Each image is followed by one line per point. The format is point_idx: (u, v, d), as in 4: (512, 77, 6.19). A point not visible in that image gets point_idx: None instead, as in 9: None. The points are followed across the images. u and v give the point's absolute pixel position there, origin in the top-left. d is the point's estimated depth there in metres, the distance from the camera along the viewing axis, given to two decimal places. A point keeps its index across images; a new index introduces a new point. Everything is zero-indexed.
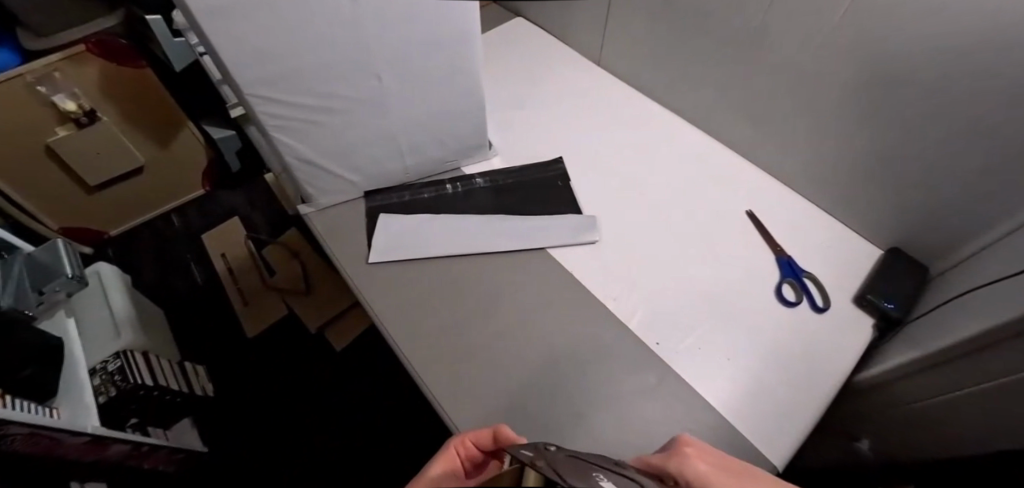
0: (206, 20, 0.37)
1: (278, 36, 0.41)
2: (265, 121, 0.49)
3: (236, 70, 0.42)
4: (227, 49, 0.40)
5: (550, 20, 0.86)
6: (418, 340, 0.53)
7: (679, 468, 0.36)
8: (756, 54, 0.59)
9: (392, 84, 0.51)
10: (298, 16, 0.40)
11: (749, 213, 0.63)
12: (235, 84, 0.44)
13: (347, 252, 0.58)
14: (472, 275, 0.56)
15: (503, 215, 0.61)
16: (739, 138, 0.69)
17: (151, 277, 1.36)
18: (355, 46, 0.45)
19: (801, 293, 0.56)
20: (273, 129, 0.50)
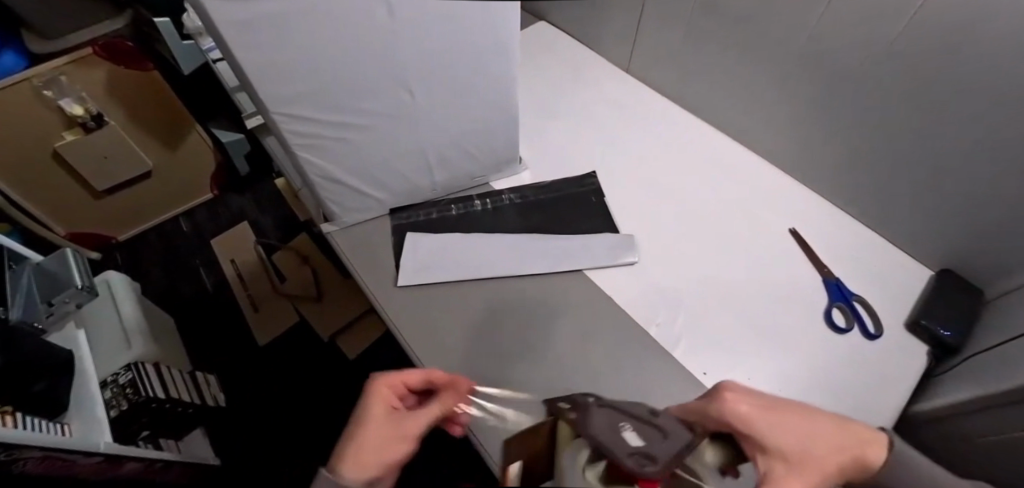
0: (234, 38, 0.35)
1: (306, 50, 0.38)
2: (291, 140, 0.46)
3: (262, 90, 0.40)
4: (251, 67, 0.38)
5: (576, 25, 0.83)
6: (437, 351, 0.50)
7: (720, 412, 0.32)
8: (801, 63, 0.56)
9: (424, 100, 0.48)
10: (330, 31, 0.38)
11: (793, 231, 0.61)
12: (260, 102, 0.41)
13: (374, 273, 0.55)
14: (505, 298, 0.54)
15: (535, 234, 0.58)
16: (779, 150, 0.67)
17: (161, 283, 1.34)
18: (389, 61, 0.43)
19: (851, 318, 0.53)
20: (300, 148, 0.47)
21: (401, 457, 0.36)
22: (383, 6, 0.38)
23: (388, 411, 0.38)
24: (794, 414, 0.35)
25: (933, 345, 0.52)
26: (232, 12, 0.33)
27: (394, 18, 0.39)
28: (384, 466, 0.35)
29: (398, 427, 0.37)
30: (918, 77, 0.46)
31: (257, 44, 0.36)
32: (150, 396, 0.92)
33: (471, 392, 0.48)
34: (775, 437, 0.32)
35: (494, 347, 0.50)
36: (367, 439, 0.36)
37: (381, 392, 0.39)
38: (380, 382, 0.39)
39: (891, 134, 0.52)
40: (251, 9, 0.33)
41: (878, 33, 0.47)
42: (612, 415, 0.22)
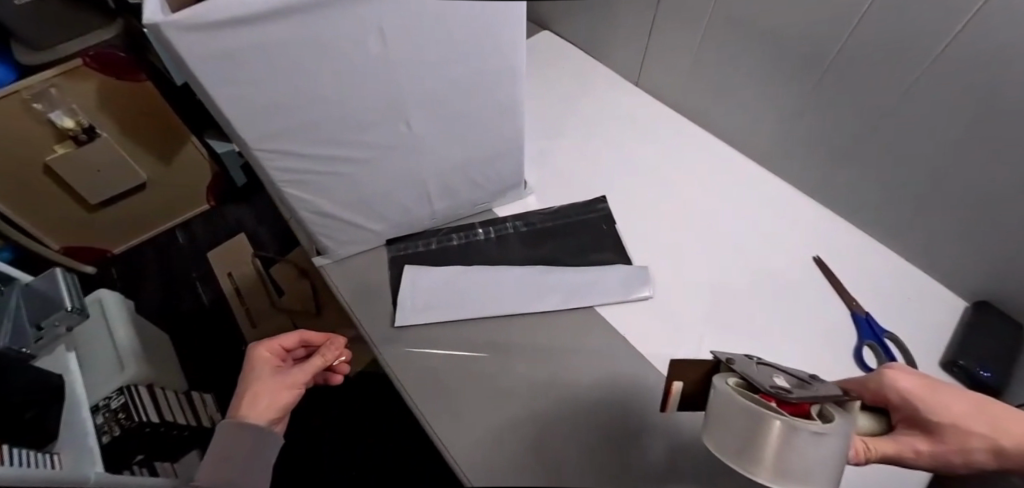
0: (210, 72, 0.31)
1: (291, 83, 0.35)
2: (277, 178, 0.42)
3: (242, 127, 0.36)
4: (228, 106, 0.34)
5: (582, 35, 0.79)
6: (430, 388, 0.46)
7: (877, 386, 0.34)
8: (830, 80, 0.52)
9: (423, 129, 0.45)
10: (319, 62, 0.34)
11: (817, 260, 0.57)
12: (242, 141, 0.38)
13: (370, 311, 0.51)
14: (511, 337, 0.50)
15: (543, 266, 0.55)
16: (801, 170, 0.62)
17: (156, 298, 1.30)
18: (384, 92, 0.39)
19: (884, 359, 0.50)
20: (286, 185, 0.43)
21: (286, 402, 0.46)
22: (376, 33, 0.34)
23: (273, 369, 0.48)
24: (961, 394, 0.33)
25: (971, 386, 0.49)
26: (207, 46, 0.29)
27: (387, 45, 0.36)
28: (270, 409, 0.45)
29: (281, 378, 0.46)
30: (962, 98, 0.42)
31: (235, 76, 0.32)
32: (145, 421, 0.89)
33: (472, 435, 0.43)
34: (929, 413, 0.31)
35: (501, 393, 0.46)
36: (257, 392, 0.45)
37: (268, 350, 0.49)
38: (255, 347, 0.48)
39: (929, 160, 0.48)
40: (228, 41, 0.30)
41: (919, 51, 0.43)
42: (770, 371, 0.30)
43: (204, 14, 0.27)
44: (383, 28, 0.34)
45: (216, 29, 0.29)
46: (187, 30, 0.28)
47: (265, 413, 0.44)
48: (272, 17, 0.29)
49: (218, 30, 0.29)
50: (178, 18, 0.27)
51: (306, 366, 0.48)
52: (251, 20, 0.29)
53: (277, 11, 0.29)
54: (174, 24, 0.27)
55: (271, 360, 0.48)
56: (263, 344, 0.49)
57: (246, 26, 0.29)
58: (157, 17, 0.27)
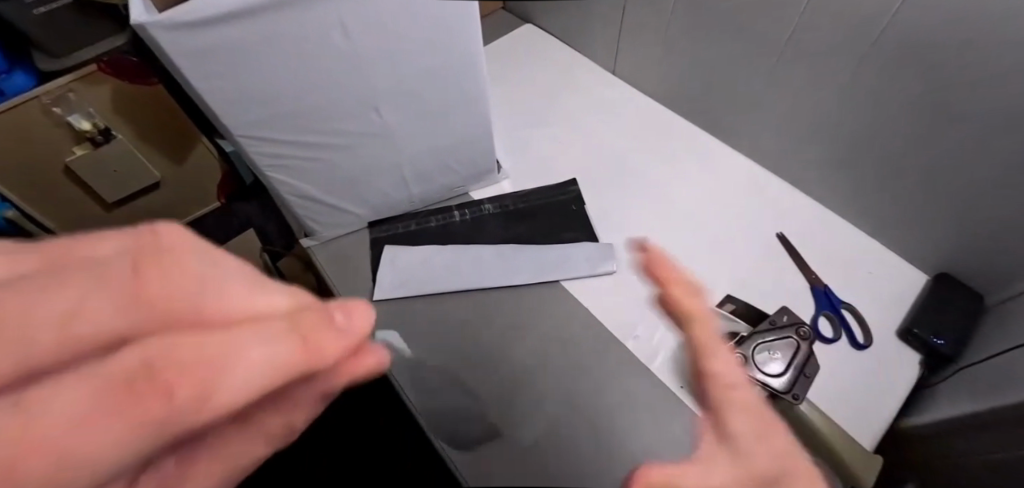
0: (190, 64, 0.35)
1: (267, 77, 0.39)
2: (261, 163, 0.46)
3: (228, 115, 0.40)
4: (211, 94, 0.38)
5: (562, 27, 0.82)
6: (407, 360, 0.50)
7: None
8: (792, 57, 0.54)
9: (393, 117, 0.49)
10: (294, 56, 0.38)
11: (781, 236, 0.59)
12: (226, 128, 0.41)
13: (353, 289, 0.55)
14: (482, 311, 0.53)
15: (514, 244, 0.57)
16: (767, 150, 0.65)
17: None
18: (355, 82, 0.43)
19: (839, 328, 0.52)
20: (269, 169, 0.47)
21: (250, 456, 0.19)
22: (338, 27, 0.38)
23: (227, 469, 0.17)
24: None
25: (927, 353, 0.50)
26: (189, 43, 0.33)
27: (349, 37, 0.39)
28: None
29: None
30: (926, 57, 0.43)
31: (216, 73, 0.36)
32: None
33: (443, 401, 0.48)
34: None
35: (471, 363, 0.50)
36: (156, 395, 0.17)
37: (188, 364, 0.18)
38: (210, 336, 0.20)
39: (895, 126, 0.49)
40: (206, 39, 0.34)
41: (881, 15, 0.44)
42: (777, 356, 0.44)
43: (185, 15, 0.32)
44: (344, 22, 0.38)
45: (196, 28, 0.33)
46: (171, 29, 0.32)
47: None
48: (246, 15, 0.33)
49: (199, 29, 0.33)
50: (161, 18, 0.31)
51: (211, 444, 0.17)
52: (225, 19, 0.33)
53: (248, 11, 0.33)
54: (159, 25, 0.31)
55: (110, 273, 0.15)
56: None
57: (220, 25, 0.33)
58: (142, 17, 0.31)
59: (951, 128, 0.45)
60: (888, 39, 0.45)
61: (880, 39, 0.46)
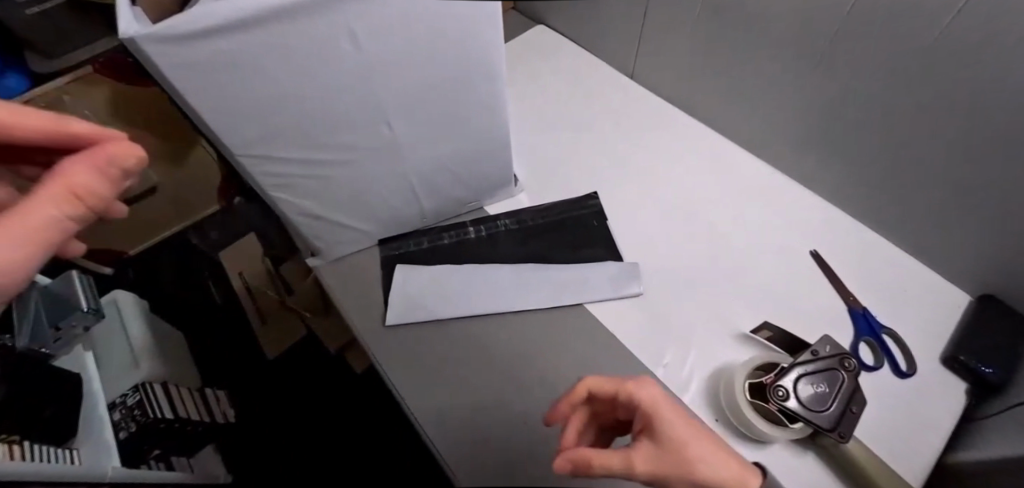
0: (179, 78, 0.31)
1: (268, 90, 0.35)
2: (264, 183, 0.43)
3: (222, 133, 0.36)
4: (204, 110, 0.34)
5: (577, 28, 0.78)
6: (422, 387, 0.47)
7: (634, 387, 0.33)
8: (825, 69, 0.50)
9: (403, 131, 0.45)
10: (296, 69, 0.35)
11: (814, 253, 0.56)
12: (223, 146, 0.38)
13: (363, 312, 0.52)
14: (497, 333, 0.50)
15: (532, 263, 0.54)
16: (795, 160, 0.61)
17: (172, 288, 1.31)
18: (362, 95, 0.40)
19: (881, 354, 0.49)
20: (274, 189, 0.44)
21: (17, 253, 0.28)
22: (346, 34, 0.34)
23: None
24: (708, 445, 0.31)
25: (974, 382, 0.47)
26: (182, 56, 0.30)
27: (358, 45, 0.36)
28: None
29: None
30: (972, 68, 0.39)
31: (212, 87, 0.33)
32: (157, 417, 0.85)
33: (460, 433, 0.45)
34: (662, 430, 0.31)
35: (490, 391, 0.47)
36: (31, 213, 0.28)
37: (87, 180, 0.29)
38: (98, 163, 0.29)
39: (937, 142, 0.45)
40: (200, 52, 0.30)
41: (917, 30, 0.40)
42: (821, 388, 0.41)
43: (180, 26, 0.28)
44: (353, 30, 0.34)
45: (190, 39, 0.29)
46: (162, 41, 0.28)
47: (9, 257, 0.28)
48: (246, 25, 0.30)
49: (193, 40, 0.29)
50: (154, 30, 0.27)
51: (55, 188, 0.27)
52: (223, 30, 0.29)
53: (249, 21, 0.29)
54: (149, 37, 0.27)
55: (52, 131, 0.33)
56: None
57: (216, 37, 0.29)
58: (131, 29, 0.27)
59: (979, 141, 0.42)
60: (929, 60, 0.41)
61: (910, 61, 0.42)
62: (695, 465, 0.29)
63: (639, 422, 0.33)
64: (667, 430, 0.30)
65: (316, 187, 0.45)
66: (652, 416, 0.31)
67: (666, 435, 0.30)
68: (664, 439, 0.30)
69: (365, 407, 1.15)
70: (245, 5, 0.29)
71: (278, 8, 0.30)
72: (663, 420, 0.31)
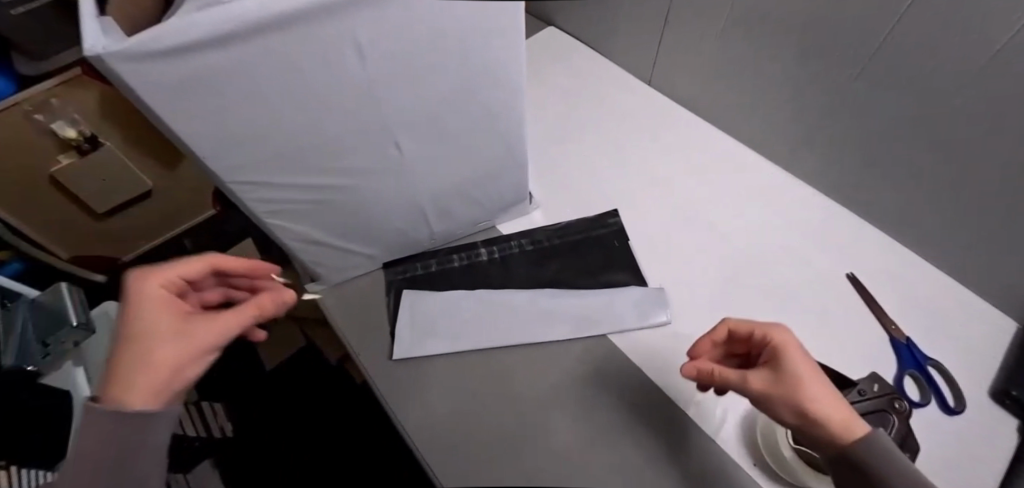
0: (155, 102, 0.27)
1: (262, 110, 0.31)
2: (258, 210, 0.39)
3: (208, 160, 0.32)
4: (186, 135, 0.30)
5: (590, 31, 0.74)
6: (433, 425, 0.42)
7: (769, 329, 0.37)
8: (869, 80, 0.46)
9: (410, 150, 0.41)
10: (293, 88, 0.31)
11: (852, 276, 0.53)
12: (210, 173, 0.34)
13: (366, 343, 0.47)
14: (514, 368, 0.46)
15: (550, 288, 0.50)
16: (826, 174, 0.58)
17: None
18: (368, 114, 0.36)
19: (927, 389, 0.45)
20: (268, 215, 0.40)
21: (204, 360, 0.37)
22: (353, 48, 0.31)
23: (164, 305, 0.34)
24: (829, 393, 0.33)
25: None
26: (161, 78, 0.26)
27: (365, 60, 0.32)
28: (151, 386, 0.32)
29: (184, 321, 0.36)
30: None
31: (198, 110, 0.29)
32: None
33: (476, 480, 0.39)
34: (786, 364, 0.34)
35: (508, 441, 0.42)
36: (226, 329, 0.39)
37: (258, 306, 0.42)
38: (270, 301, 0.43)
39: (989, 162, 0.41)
40: (182, 71, 0.26)
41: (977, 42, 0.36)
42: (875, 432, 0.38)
43: (153, 41, 0.24)
44: (361, 43, 0.31)
45: (169, 57, 0.25)
46: (135, 59, 0.24)
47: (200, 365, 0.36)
48: (236, 40, 0.26)
49: (175, 58, 0.25)
50: (123, 47, 0.23)
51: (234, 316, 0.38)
52: (208, 45, 0.25)
53: (238, 35, 0.26)
54: (120, 55, 0.23)
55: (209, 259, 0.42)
56: (151, 282, 0.35)
57: (196, 53, 0.26)
58: (99, 46, 0.23)
59: None
60: (992, 75, 0.37)
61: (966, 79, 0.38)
62: (808, 396, 0.33)
63: (766, 355, 0.36)
64: (788, 360, 0.34)
65: (317, 211, 0.42)
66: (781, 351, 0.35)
67: (789, 366, 0.34)
68: (785, 369, 0.34)
69: (365, 424, 1.11)
70: (236, 16, 0.25)
71: (273, 20, 0.26)
72: (789, 353, 0.34)
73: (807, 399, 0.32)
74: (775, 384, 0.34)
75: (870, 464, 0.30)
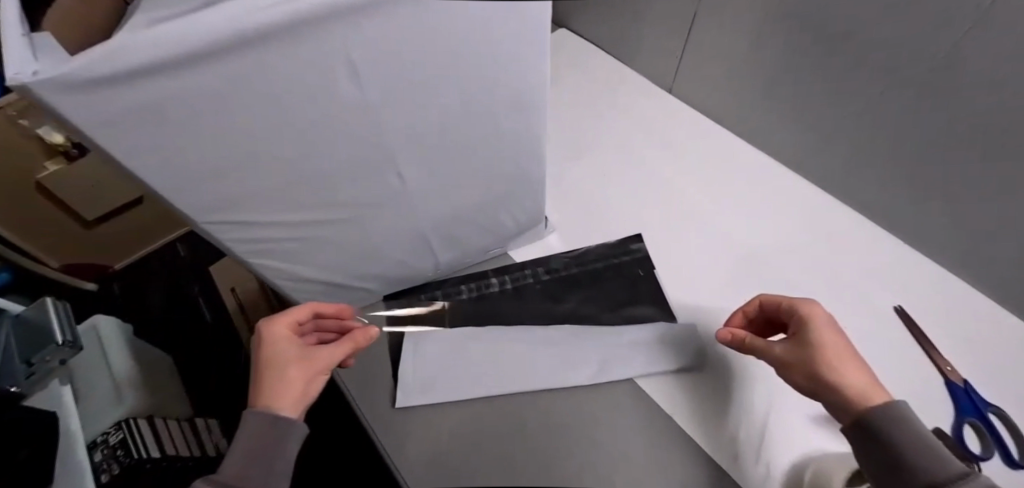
0: (108, 139, 0.22)
1: (240, 140, 0.27)
2: (239, 250, 0.34)
3: (180, 200, 0.28)
4: (151, 175, 0.25)
5: (607, 36, 0.69)
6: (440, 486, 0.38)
7: (799, 304, 0.40)
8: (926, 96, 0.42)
9: (415, 180, 0.37)
10: (283, 119, 0.27)
11: (900, 309, 0.49)
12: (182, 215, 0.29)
13: (365, 389, 0.43)
14: (525, 418, 0.41)
15: (568, 325, 0.46)
16: (868, 194, 0.54)
17: (156, 302, 1.17)
18: (370, 143, 0.32)
19: (990, 442, 0.41)
20: (251, 255, 0.36)
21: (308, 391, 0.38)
22: (346, 68, 0.26)
23: (290, 337, 0.38)
24: (855, 363, 0.37)
25: None
26: (110, 108, 0.21)
27: (361, 82, 0.27)
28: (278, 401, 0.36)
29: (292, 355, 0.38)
30: None
31: (160, 143, 0.24)
32: (144, 456, 0.67)
33: None
34: (810, 333, 0.38)
35: (513, 482, 0.38)
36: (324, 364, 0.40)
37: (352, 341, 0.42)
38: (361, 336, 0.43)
39: None
40: (136, 99, 0.21)
41: None
42: None
43: (101, 64, 0.19)
44: (355, 62, 0.26)
45: (117, 84, 0.20)
46: (75, 89, 0.19)
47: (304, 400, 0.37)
48: (201, 61, 0.21)
49: (123, 85, 0.20)
50: (60, 73, 0.18)
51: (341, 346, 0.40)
52: (166, 69, 0.20)
53: (202, 55, 0.21)
54: (52, 84, 0.18)
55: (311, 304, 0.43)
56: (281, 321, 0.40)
57: (157, 78, 0.21)
58: (27, 72, 0.18)
59: None
60: None
61: None
62: (824, 359, 0.37)
63: (795, 327, 0.40)
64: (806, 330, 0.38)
65: (312, 245, 0.37)
66: (808, 321, 0.39)
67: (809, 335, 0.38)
68: (808, 337, 0.38)
69: None
70: (199, 34, 0.20)
71: (246, 37, 0.21)
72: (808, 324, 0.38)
73: (820, 363, 0.36)
74: (795, 351, 0.38)
75: (884, 428, 0.33)
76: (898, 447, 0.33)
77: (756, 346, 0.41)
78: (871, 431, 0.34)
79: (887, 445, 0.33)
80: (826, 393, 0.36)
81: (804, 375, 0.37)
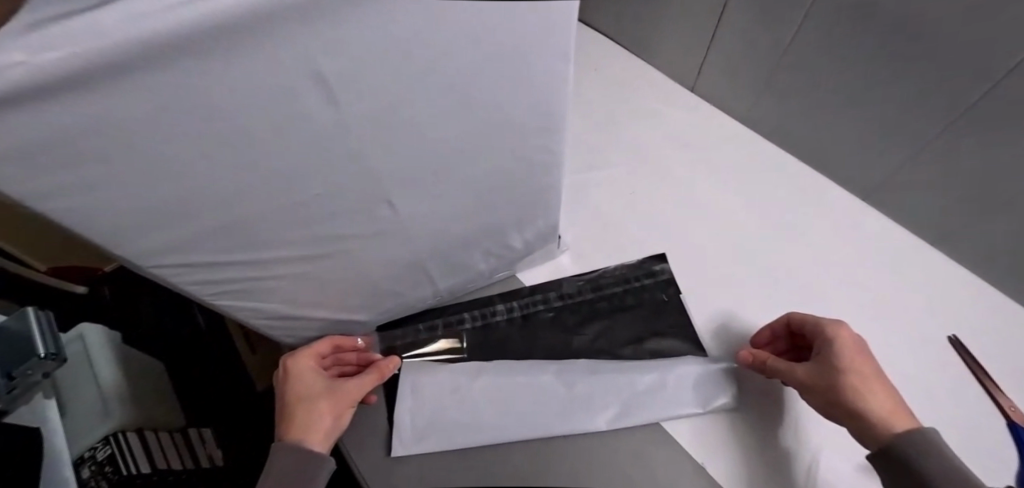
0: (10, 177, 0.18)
1: (176, 175, 0.22)
2: (198, 294, 0.31)
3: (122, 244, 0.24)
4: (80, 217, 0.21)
5: (625, 28, 0.63)
6: None
7: (826, 326, 0.38)
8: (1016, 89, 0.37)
9: (409, 211, 0.33)
10: (250, 152, 0.23)
11: (955, 340, 0.46)
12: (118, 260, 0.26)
13: (357, 435, 0.41)
14: (551, 471, 0.39)
15: (584, 360, 0.43)
16: (912, 209, 0.50)
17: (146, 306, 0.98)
18: (361, 173, 0.27)
19: None
20: (213, 297, 0.32)
21: (328, 427, 0.37)
22: (314, 82, 0.21)
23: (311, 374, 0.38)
24: (884, 392, 0.35)
25: None
26: None
27: (341, 103, 0.22)
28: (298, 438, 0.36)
29: (314, 391, 0.38)
30: None
31: (75, 183, 0.20)
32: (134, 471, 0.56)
33: None
34: (838, 358, 0.36)
35: None
36: (346, 398, 0.38)
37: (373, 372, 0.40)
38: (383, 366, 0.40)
39: None
40: (35, 131, 0.16)
41: None
42: None
43: None
44: (325, 74, 0.20)
45: None
46: None
47: (327, 437, 0.37)
48: (89, 84, 0.16)
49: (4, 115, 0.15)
50: None
51: (361, 378, 0.39)
52: (42, 94, 0.15)
53: (108, 74, 0.16)
54: None
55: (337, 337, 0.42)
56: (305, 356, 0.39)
57: (58, 102, 0.16)
58: None
59: None
60: None
61: None
62: (854, 387, 0.35)
63: (820, 349, 0.38)
64: (833, 352, 0.37)
65: (292, 282, 0.34)
66: (836, 345, 0.37)
67: (836, 357, 0.37)
68: (837, 363, 0.36)
69: None
70: (76, 48, 0.14)
71: (141, 49, 0.15)
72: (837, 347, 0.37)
73: (848, 388, 0.35)
74: (822, 374, 0.37)
75: (914, 460, 0.33)
76: (929, 480, 0.32)
77: (778, 368, 0.39)
78: (900, 462, 0.33)
79: (916, 476, 0.32)
80: (852, 421, 0.35)
81: (830, 401, 0.36)
